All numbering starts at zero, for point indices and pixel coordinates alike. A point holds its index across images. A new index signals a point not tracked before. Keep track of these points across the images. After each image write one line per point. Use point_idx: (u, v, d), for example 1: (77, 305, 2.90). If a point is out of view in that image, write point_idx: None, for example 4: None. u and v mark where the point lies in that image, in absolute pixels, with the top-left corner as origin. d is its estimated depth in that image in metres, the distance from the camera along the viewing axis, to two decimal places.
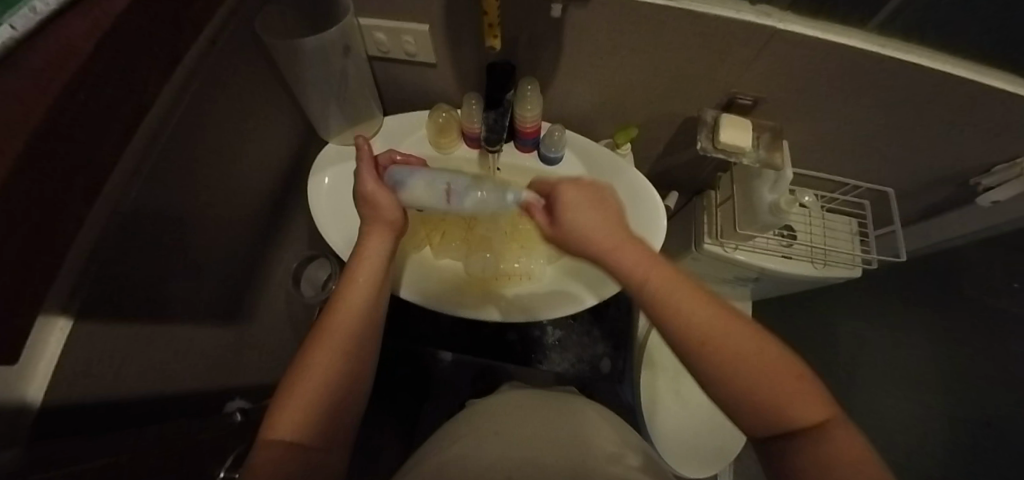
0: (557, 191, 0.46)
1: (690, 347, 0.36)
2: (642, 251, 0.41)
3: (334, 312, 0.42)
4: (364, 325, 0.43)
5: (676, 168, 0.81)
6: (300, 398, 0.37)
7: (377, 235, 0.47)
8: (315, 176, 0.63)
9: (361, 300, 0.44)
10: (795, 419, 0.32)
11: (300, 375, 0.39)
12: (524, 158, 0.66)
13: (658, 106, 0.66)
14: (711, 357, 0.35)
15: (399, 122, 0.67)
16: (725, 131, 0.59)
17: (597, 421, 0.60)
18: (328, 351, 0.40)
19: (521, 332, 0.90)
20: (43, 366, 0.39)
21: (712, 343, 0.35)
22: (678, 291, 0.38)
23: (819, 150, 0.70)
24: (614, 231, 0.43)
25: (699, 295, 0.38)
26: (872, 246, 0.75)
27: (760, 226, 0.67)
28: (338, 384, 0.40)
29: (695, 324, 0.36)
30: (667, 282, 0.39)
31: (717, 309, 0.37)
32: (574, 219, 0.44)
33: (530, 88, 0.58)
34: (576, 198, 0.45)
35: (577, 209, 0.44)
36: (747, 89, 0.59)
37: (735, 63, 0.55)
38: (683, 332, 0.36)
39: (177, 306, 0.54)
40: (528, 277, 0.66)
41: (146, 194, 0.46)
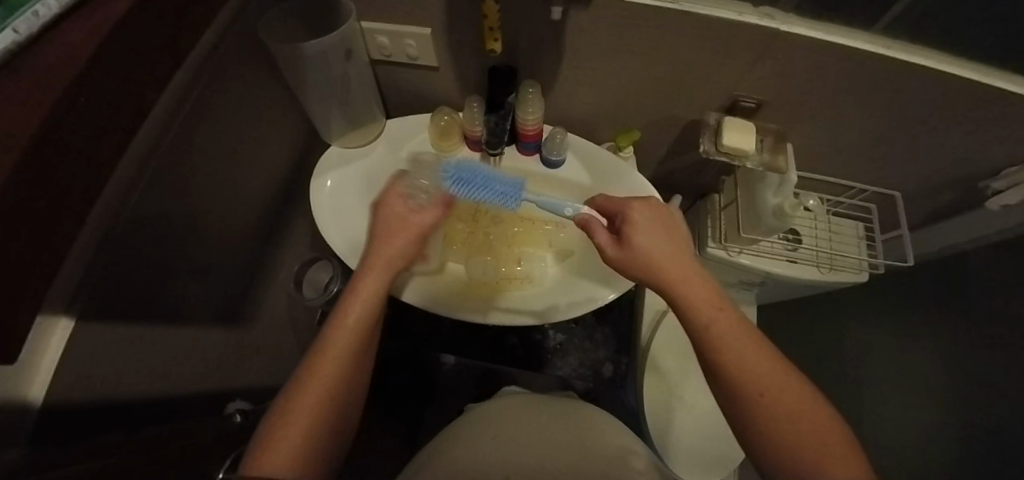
0: (630, 210, 0.47)
1: (742, 389, 0.37)
2: (706, 290, 0.42)
3: (324, 351, 0.41)
4: (355, 356, 0.43)
5: (679, 171, 0.80)
6: (291, 432, 0.37)
7: (376, 274, 0.47)
8: (316, 179, 0.63)
9: (353, 335, 0.43)
10: (827, 475, 0.32)
11: (289, 413, 0.38)
12: (526, 161, 0.66)
13: (660, 109, 0.65)
14: (751, 394, 0.37)
15: (401, 125, 0.67)
16: (727, 134, 0.59)
17: (599, 423, 0.60)
18: (317, 389, 0.39)
19: (523, 337, 0.91)
20: (46, 362, 0.41)
21: (766, 393, 0.36)
22: (740, 334, 0.39)
23: (824, 153, 0.69)
24: (678, 265, 0.44)
25: (752, 341, 0.39)
26: (878, 251, 0.74)
27: (764, 230, 0.65)
28: (325, 419, 0.39)
29: (751, 370, 0.37)
30: (728, 321, 0.40)
31: (774, 359, 0.38)
32: (644, 241, 0.45)
33: (532, 91, 0.58)
34: (648, 223, 0.46)
35: (648, 236, 0.45)
36: (751, 92, 0.59)
37: (738, 65, 0.55)
38: (733, 375, 0.38)
39: (180, 309, 0.54)
40: (529, 279, 0.65)
41: (149, 197, 0.46)
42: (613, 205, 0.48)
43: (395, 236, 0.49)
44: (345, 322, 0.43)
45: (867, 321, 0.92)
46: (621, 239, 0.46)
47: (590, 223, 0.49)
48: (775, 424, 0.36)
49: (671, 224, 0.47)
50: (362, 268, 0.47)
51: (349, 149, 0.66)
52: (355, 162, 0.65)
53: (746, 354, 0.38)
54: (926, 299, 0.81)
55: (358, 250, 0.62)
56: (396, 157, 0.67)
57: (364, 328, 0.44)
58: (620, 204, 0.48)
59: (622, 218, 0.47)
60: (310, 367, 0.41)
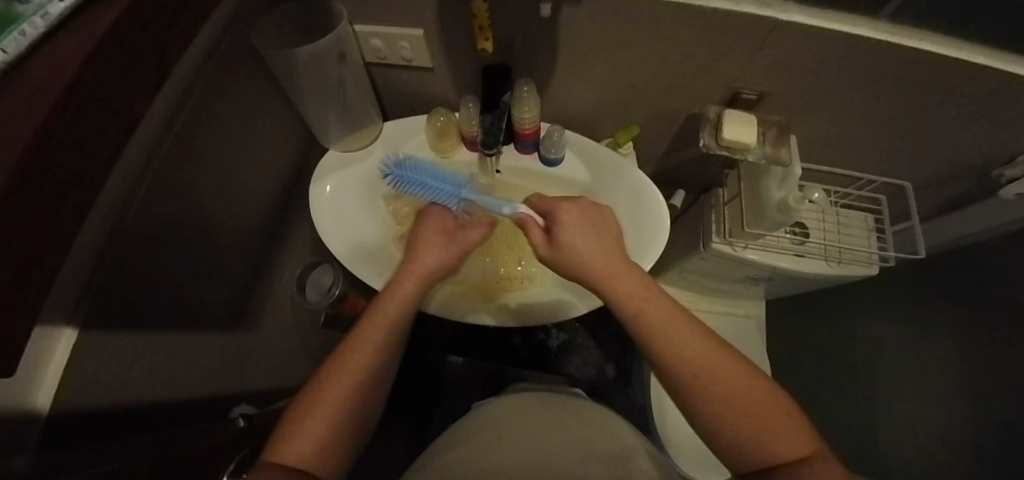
0: (557, 207, 0.46)
1: (684, 377, 0.37)
2: (636, 281, 0.42)
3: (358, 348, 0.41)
4: (389, 359, 0.43)
5: (681, 166, 0.78)
6: (308, 424, 0.37)
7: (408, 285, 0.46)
8: (314, 183, 0.64)
9: (393, 339, 0.43)
10: (771, 452, 0.33)
11: (320, 402, 0.38)
12: (524, 160, 0.65)
13: (659, 103, 0.64)
14: (683, 376, 0.37)
15: (399, 128, 0.67)
16: (728, 127, 0.57)
17: (598, 420, 0.59)
18: (350, 387, 0.39)
19: (525, 337, 0.93)
20: (50, 374, 0.42)
21: (706, 375, 0.36)
22: (673, 322, 0.39)
23: (830, 145, 0.67)
24: (603, 262, 0.43)
25: (687, 327, 0.39)
26: (889, 243, 0.72)
27: (768, 225, 0.64)
28: (349, 413, 0.39)
29: (683, 355, 0.37)
30: (666, 311, 0.40)
31: (699, 337, 0.38)
32: (574, 240, 0.44)
33: (527, 89, 0.58)
34: (576, 222, 0.45)
35: (579, 234, 0.45)
36: (752, 83, 0.57)
37: (737, 57, 0.53)
38: (671, 364, 0.37)
39: (181, 318, 0.54)
40: (530, 280, 0.65)
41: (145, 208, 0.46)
42: (546, 204, 0.48)
43: (435, 248, 0.48)
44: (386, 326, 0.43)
45: (877, 316, 0.90)
46: (551, 239, 0.46)
47: (529, 223, 0.48)
48: (716, 406, 0.35)
49: (596, 218, 0.46)
50: (398, 275, 0.47)
51: (347, 152, 0.66)
52: (354, 165, 0.66)
53: (682, 342, 0.38)
54: (941, 292, 0.79)
55: (358, 254, 0.62)
56: None
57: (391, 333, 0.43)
58: (547, 203, 0.48)
59: (552, 217, 0.46)
60: (343, 363, 0.40)
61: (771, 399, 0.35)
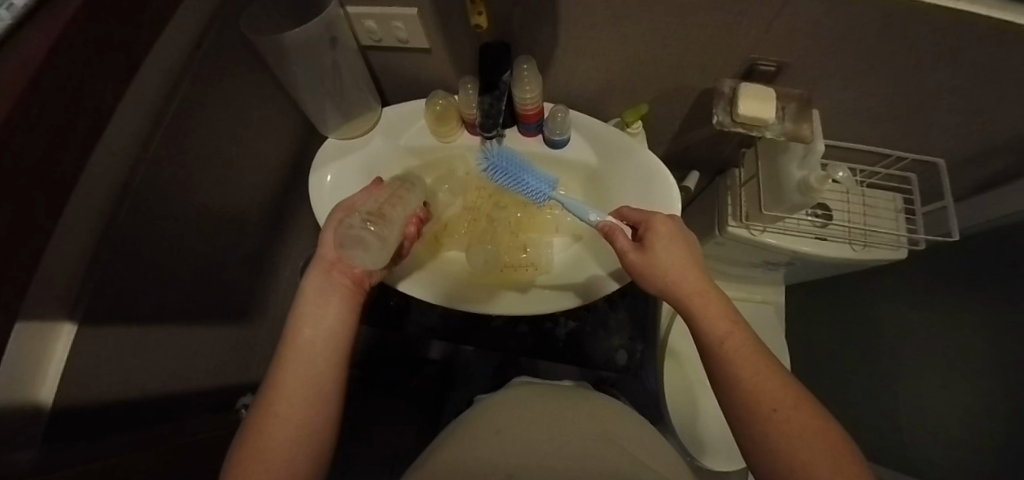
0: (649, 220, 0.47)
1: (755, 405, 0.36)
2: (720, 306, 0.42)
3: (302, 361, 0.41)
4: (330, 381, 0.40)
5: (694, 146, 0.74)
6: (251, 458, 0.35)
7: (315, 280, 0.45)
8: (313, 172, 0.62)
9: (320, 351, 0.41)
10: None
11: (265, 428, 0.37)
12: (527, 144, 0.62)
13: (669, 80, 0.60)
14: (734, 399, 0.37)
15: (398, 112, 0.65)
16: (745, 103, 0.53)
17: (604, 409, 0.56)
18: (284, 420, 0.37)
19: (532, 326, 0.91)
20: (52, 368, 0.41)
21: (780, 408, 0.35)
22: (750, 352, 0.39)
23: (857, 120, 0.63)
24: (686, 276, 0.44)
25: (765, 361, 0.38)
26: (918, 224, 0.68)
27: (789, 207, 0.60)
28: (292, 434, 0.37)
29: (740, 379, 0.37)
30: (746, 341, 0.39)
31: (765, 365, 0.37)
32: (665, 254, 0.44)
33: (527, 67, 0.55)
34: (669, 237, 0.46)
35: (669, 248, 0.45)
36: (771, 55, 0.53)
37: (753, 25, 0.49)
38: (746, 392, 0.37)
39: (180, 312, 0.55)
40: (535, 267, 0.62)
41: (134, 208, 0.46)
42: (637, 213, 0.49)
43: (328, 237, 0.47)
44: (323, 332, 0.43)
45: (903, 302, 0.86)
46: (642, 247, 0.46)
47: (614, 231, 0.48)
48: (786, 440, 0.34)
49: (690, 240, 0.46)
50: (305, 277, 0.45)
51: (346, 140, 0.64)
52: (353, 153, 0.64)
53: (741, 366, 0.38)
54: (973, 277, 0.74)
55: None
56: (395, 147, 0.65)
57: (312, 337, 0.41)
58: (638, 216, 0.49)
59: (644, 226, 0.47)
60: (270, 398, 0.38)
61: (844, 445, 0.33)
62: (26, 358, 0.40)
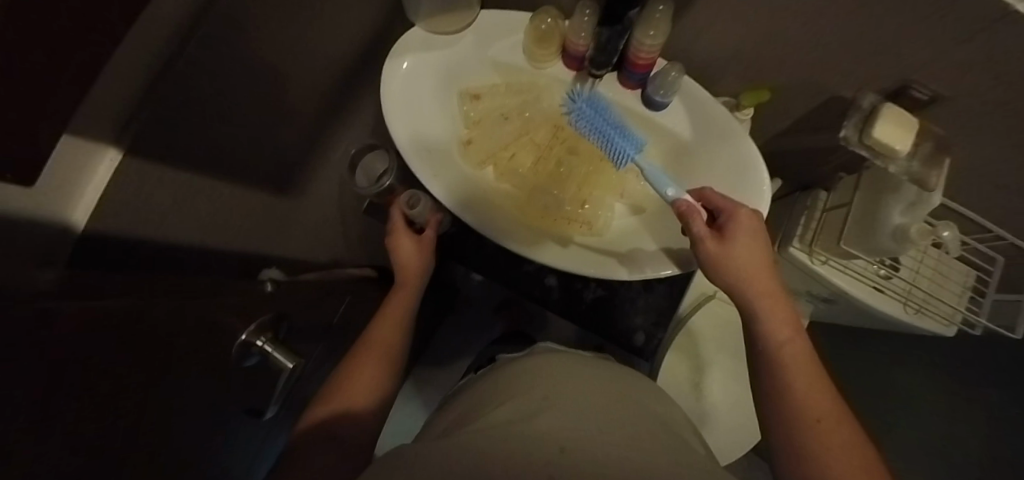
0: (735, 209, 0.45)
1: (800, 416, 0.36)
2: (785, 311, 0.41)
3: (370, 346, 0.54)
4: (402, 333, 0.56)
5: (790, 154, 0.69)
6: (360, 374, 0.50)
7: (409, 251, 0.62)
8: (392, 56, 0.57)
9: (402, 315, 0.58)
10: None
11: (344, 393, 0.48)
12: (624, 96, 0.58)
13: (801, 74, 0.54)
14: (777, 395, 0.38)
15: (496, 18, 0.58)
16: (883, 125, 0.47)
17: (638, 386, 0.57)
18: (378, 352, 0.53)
19: (562, 280, 0.90)
20: (92, 189, 0.53)
21: (824, 421, 0.35)
22: (803, 361, 0.39)
23: (980, 181, 0.57)
24: (757, 275, 0.42)
25: (815, 374, 0.38)
26: (982, 309, 0.65)
27: (870, 249, 0.57)
28: (387, 365, 0.53)
29: (791, 386, 0.38)
30: (802, 350, 0.39)
31: (817, 377, 0.38)
32: (745, 248, 0.42)
33: (662, 9, 0.47)
34: (751, 231, 0.43)
35: (750, 242, 0.43)
36: (930, 81, 0.46)
37: (935, 43, 0.42)
38: (793, 401, 0.37)
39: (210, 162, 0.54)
40: (590, 227, 0.60)
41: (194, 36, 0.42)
42: (721, 200, 0.46)
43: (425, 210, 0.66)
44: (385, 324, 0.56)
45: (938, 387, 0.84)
46: (722, 237, 0.43)
47: (693, 213, 0.45)
48: (825, 453, 0.34)
49: (767, 239, 0.45)
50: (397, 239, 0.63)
51: (435, 34, 0.58)
52: (438, 48, 0.58)
53: (795, 373, 0.38)
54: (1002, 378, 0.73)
55: (420, 148, 0.58)
56: (482, 56, 0.60)
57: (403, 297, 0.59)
58: (723, 202, 0.46)
59: (728, 215, 0.44)
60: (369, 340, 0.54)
61: (877, 466, 0.34)
62: (69, 179, 0.51)
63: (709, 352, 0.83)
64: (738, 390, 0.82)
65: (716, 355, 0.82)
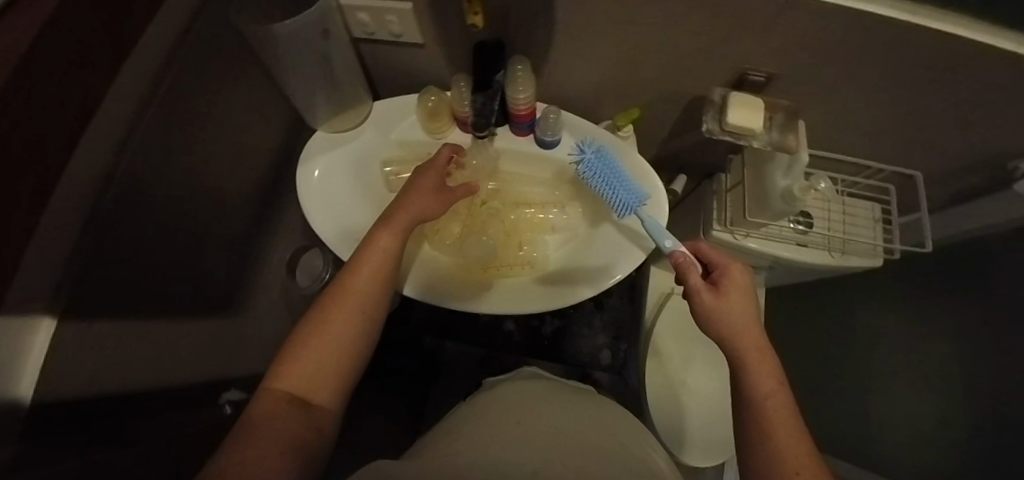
0: (727, 265, 0.49)
1: (779, 470, 0.36)
2: (771, 363, 0.43)
3: (340, 300, 0.43)
4: (345, 327, 0.42)
5: (683, 151, 0.76)
6: (298, 360, 0.39)
7: (403, 211, 0.51)
8: (301, 165, 0.62)
9: (359, 298, 0.44)
10: None
11: (309, 341, 0.40)
12: (520, 142, 0.63)
13: (661, 85, 0.61)
14: (760, 446, 0.39)
15: (389, 106, 0.65)
16: (735, 112, 0.54)
17: (601, 407, 0.60)
18: (310, 350, 0.40)
19: (519, 323, 1.01)
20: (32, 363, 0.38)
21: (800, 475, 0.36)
22: (785, 416, 0.39)
23: (839, 130, 0.65)
24: (746, 329, 0.45)
25: (796, 429, 0.39)
26: (895, 234, 0.71)
27: (771, 214, 0.62)
28: (327, 367, 0.40)
29: (771, 437, 0.38)
30: (785, 405, 0.40)
31: (799, 434, 0.38)
32: (736, 301, 0.47)
33: (521, 68, 0.55)
34: (741, 285, 0.48)
35: (739, 294, 0.47)
36: (760, 64, 0.54)
37: (750, 34, 0.49)
38: (774, 453, 0.38)
39: (169, 303, 0.56)
40: (530, 265, 0.63)
41: (145, 189, 0.49)
42: (714, 256, 0.51)
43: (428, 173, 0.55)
44: (363, 270, 0.45)
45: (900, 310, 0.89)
46: (717, 288, 0.48)
47: (688, 267, 0.50)
48: None
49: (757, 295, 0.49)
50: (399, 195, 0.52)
51: (336, 133, 0.64)
52: (342, 146, 0.63)
53: (776, 422, 0.39)
54: (953, 285, 0.79)
55: (348, 237, 0.61)
56: (385, 141, 0.65)
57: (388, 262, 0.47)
58: (716, 258, 0.51)
59: (720, 271, 0.49)
60: (305, 330, 0.41)
61: None
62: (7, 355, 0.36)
63: (680, 348, 0.86)
64: (719, 377, 0.85)
65: (688, 346, 0.86)
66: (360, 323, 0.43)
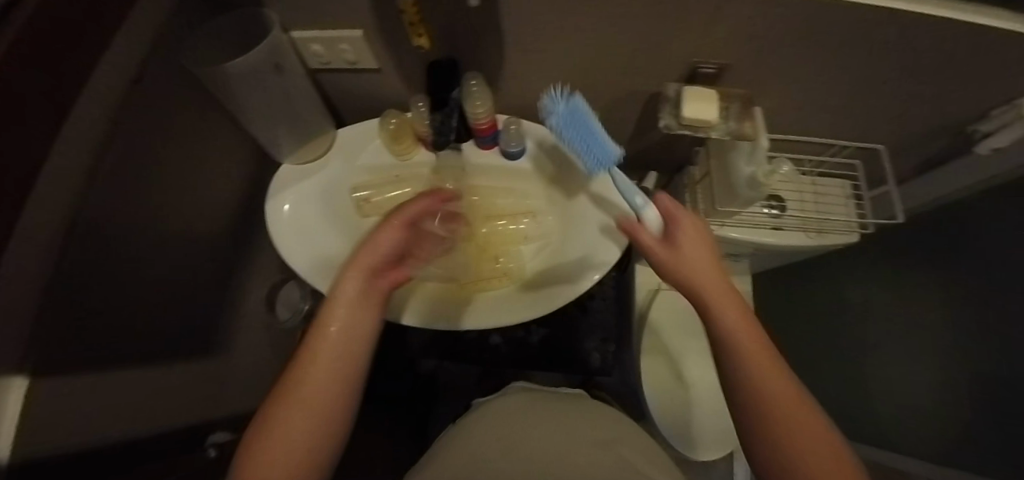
0: (676, 213, 0.45)
1: (762, 431, 0.39)
2: (742, 314, 0.42)
3: (291, 396, 0.39)
4: (305, 425, 0.39)
5: (650, 149, 0.77)
6: (264, 462, 0.37)
7: (353, 280, 0.45)
8: (269, 198, 0.61)
9: (319, 389, 0.40)
10: None
11: (275, 428, 0.38)
12: (486, 155, 0.65)
13: (617, 87, 0.62)
14: (777, 457, 0.38)
15: (353, 133, 0.66)
16: (689, 106, 0.54)
17: (599, 414, 0.57)
18: (271, 452, 0.37)
19: (505, 336, 1.01)
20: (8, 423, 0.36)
21: (791, 428, 0.37)
22: (771, 372, 0.39)
23: (797, 113, 0.66)
24: (707, 281, 0.43)
25: (787, 383, 0.39)
26: (867, 208, 0.71)
27: (741, 202, 0.63)
28: (297, 465, 0.38)
29: (761, 402, 0.38)
30: (767, 361, 0.40)
31: (790, 391, 0.39)
32: (690, 250, 0.44)
33: (475, 83, 0.56)
34: (690, 232, 0.44)
35: (693, 244, 0.44)
36: (708, 57, 0.55)
37: (693, 29, 0.50)
38: (761, 413, 0.39)
39: (146, 352, 0.55)
40: (508, 277, 0.63)
41: (107, 241, 0.48)
42: (664, 204, 0.45)
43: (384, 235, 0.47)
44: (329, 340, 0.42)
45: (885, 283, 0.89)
46: (670, 243, 0.44)
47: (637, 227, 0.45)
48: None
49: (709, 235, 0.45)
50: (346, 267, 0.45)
51: (302, 165, 0.64)
52: (310, 175, 0.64)
53: (764, 381, 0.39)
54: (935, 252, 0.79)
55: (322, 266, 0.61)
56: (352, 166, 0.65)
57: (349, 343, 0.42)
58: (666, 203, 0.45)
59: (669, 220, 0.45)
60: (264, 428, 0.38)
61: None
62: None
63: (674, 343, 0.86)
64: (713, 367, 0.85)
65: (681, 340, 0.86)
66: (326, 415, 0.40)
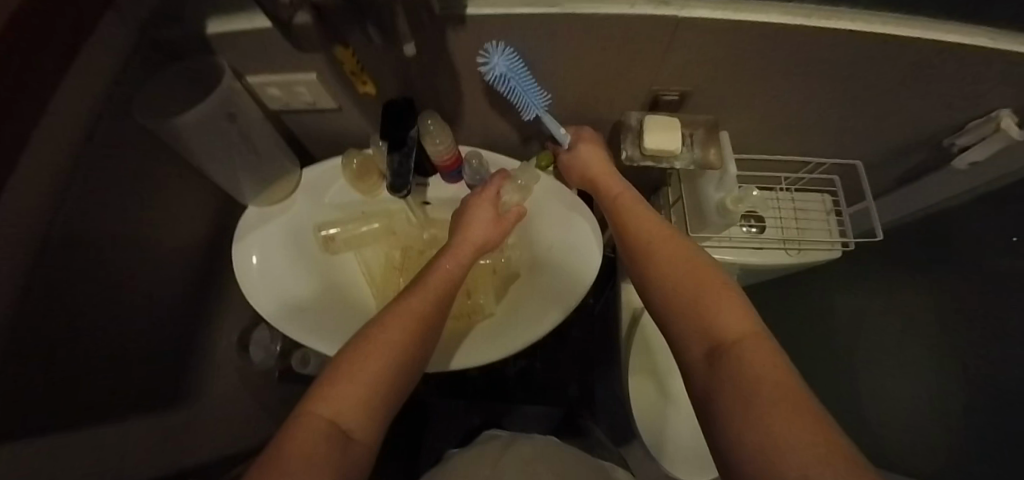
0: (578, 129, 0.61)
1: (634, 245, 0.45)
2: (633, 201, 0.50)
3: (374, 334, 0.38)
4: (386, 357, 0.37)
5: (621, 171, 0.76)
6: (342, 382, 0.35)
7: (466, 245, 0.51)
8: (233, 243, 0.59)
9: (401, 328, 0.39)
10: (716, 324, 0.34)
11: (357, 360, 0.36)
12: (452, 189, 0.64)
13: (581, 114, 0.62)
14: (682, 322, 0.36)
15: (317, 172, 0.64)
16: (650, 137, 0.53)
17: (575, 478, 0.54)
18: (352, 375, 0.35)
19: (484, 370, 1.02)
20: None
21: (653, 243, 0.44)
22: (664, 240, 0.44)
23: (768, 133, 0.65)
24: (602, 172, 0.55)
25: (677, 243, 0.43)
26: (846, 225, 0.70)
27: (712, 228, 0.62)
28: (378, 395, 0.35)
29: (650, 254, 0.42)
30: (659, 232, 0.45)
31: (684, 251, 0.42)
32: (588, 152, 0.58)
33: (432, 121, 0.55)
34: (587, 143, 0.59)
35: (591, 150, 0.58)
36: (669, 85, 0.54)
37: (649, 59, 0.50)
38: (632, 233, 0.46)
39: (114, 404, 0.55)
40: (481, 312, 0.61)
41: (70, 301, 0.46)
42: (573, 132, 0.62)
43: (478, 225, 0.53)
44: (426, 291, 0.44)
45: (872, 295, 0.88)
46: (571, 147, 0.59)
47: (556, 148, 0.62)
48: (663, 269, 0.40)
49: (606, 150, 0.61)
50: (462, 232, 0.52)
51: (267, 208, 0.63)
52: (275, 218, 0.62)
53: (651, 241, 0.44)
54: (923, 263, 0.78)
55: (291, 311, 0.58)
56: (318, 206, 0.64)
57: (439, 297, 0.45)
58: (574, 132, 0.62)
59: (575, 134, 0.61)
60: (339, 361, 0.36)
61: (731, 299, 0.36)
62: None
63: (661, 364, 0.85)
64: None
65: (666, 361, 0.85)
66: (405, 353, 0.38)
